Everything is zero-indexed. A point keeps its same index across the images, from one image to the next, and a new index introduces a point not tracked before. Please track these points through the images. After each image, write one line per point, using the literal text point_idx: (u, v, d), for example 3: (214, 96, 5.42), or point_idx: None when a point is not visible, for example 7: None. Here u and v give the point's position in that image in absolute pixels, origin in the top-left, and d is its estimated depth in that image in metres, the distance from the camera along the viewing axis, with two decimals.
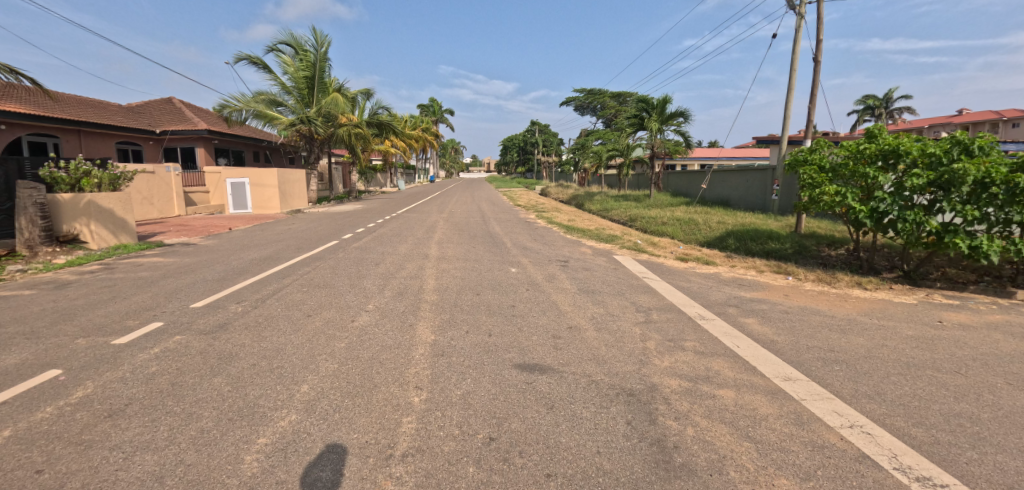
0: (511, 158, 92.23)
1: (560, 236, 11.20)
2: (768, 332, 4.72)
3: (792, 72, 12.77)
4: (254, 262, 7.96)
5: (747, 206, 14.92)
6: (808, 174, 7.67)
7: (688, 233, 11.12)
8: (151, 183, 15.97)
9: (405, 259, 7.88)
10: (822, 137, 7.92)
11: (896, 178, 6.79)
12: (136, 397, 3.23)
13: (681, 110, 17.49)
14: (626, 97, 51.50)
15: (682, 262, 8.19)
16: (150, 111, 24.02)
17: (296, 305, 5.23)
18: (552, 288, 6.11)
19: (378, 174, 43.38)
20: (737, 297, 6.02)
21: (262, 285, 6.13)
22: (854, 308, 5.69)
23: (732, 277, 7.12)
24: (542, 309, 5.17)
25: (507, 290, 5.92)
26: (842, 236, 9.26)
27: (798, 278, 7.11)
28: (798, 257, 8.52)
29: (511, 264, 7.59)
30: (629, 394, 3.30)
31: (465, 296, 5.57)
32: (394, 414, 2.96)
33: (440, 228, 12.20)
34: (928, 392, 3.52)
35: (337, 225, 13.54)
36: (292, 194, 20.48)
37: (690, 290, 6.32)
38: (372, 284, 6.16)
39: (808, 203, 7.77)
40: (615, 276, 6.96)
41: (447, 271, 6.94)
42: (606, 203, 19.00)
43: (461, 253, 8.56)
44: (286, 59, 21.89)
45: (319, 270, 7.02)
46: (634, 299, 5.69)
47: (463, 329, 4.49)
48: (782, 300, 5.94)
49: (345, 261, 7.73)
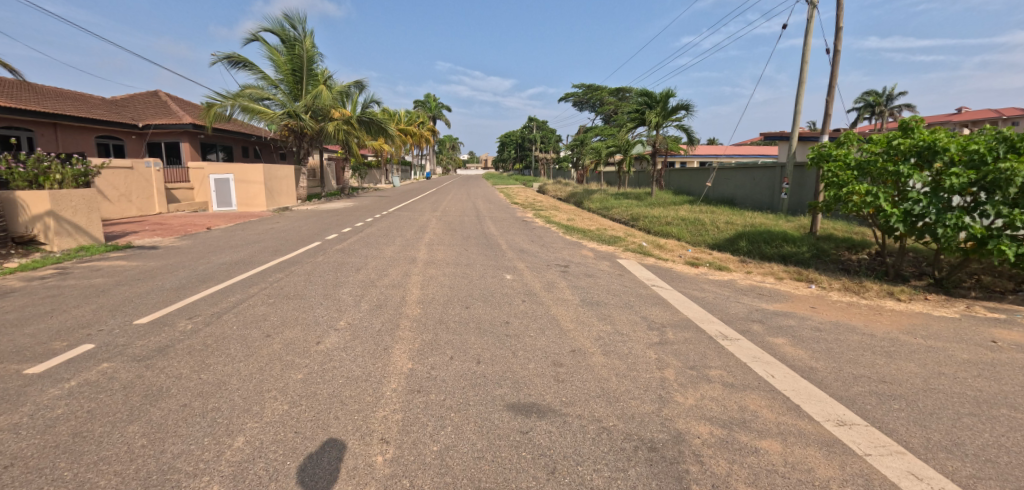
0: (509, 155, 91.37)
1: (559, 237, 10.49)
2: (804, 357, 4.03)
3: (804, 64, 12.04)
4: (224, 266, 7.23)
5: (754, 205, 14.23)
6: (832, 172, 6.97)
7: (695, 234, 10.44)
8: (129, 179, 15.19)
9: (389, 264, 7.16)
10: (848, 131, 7.21)
11: (932, 178, 6.09)
12: (21, 456, 2.53)
13: (684, 105, 16.81)
14: (626, 93, 50.69)
15: (692, 267, 7.51)
16: (133, 104, 23.16)
17: (255, 323, 4.52)
18: (552, 300, 5.41)
19: (373, 171, 42.54)
20: (759, 310, 5.35)
21: (223, 296, 5.41)
22: (893, 323, 5.04)
23: (750, 286, 6.43)
24: (541, 327, 4.47)
25: (501, 302, 5.21)
26: (862, 239, 8.60)
27: (821, 286, 6.45)
28: (818, 262, 7.86)
29: (506, 270, 6.88)
30: (651, 449, 2.62)
31: (452, 309, 4.87)
32: (347, 484, 2.27)
33: (432, 227, 11.45)
34: (1015, 441, 2.85)
35: (323, 224, 12.78)
36: (280, 191, 19.70)
37: (706, 301, 5.63)
38: (349, 294, 5.45)
39: (831, 204, 7.09)
40: (621, 284, 6.27)
41: (435, 279, 6.24)
42: (607, 201, 18.27)
43: (452, 256, 7.85)
44: (273, 50, 21.04)
45: (292, 277, 6.31)
46: (644, 313, 5.00)
47: (447, 354, 3.78)
48: (810, 314, 5.26)
49: (323, 267, 7.00)
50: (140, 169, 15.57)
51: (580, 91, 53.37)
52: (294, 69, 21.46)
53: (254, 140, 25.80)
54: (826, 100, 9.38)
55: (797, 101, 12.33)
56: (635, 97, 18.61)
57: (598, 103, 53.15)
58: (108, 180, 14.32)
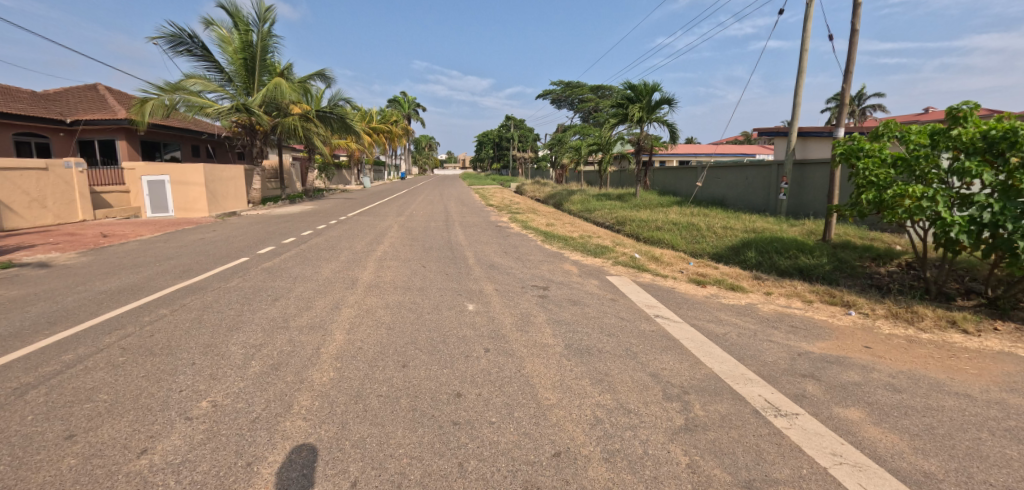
0: (486, 155, 89.77)
1: (536, 247, 9.03)
2: (905, 450, 2.67)
3: (804, 54, 10.91)
4: (103, 296, 5.53)
5: (748, 206, 13.08)
6: (868, 169, 5.76)
7: (691, 242, 9.16)
8: (43, 182, 13.16)
9: (320, 291, 5.57)
10: (889, 120, 5.95)
11: (1003, 177, 4.90)
12: None
13: (669, 98, 15.56)
14: (606, 90, 49.68)
15: (699, 287, 6.14)
16: (64, 98, 20.72)
17: (64, 412, 2.92)
18: (525, 346, 3.90)
19: (342, 172, 40.31)
20: (803, 356, 3.97)
21: (56, 354, 3.79)
22: (983, 375, 3.73)
23: (777, 314, 5.09)
24: (508, 402, 2.98)
25: (454, 354, 3.70)
26: (887, 248, 7.42)
27: (862, 313, 5.18)
28: (842, 278, 6.63)
29: (469, 297, 5.38)
30: None
31: (380, 370, 3.38)
32: None
33: (390, 237, 9.86)
34: None
35: (264, 233, 10.98)
36: (227, 195, 17.69)
37: (732, 341, 4.25)
38: (240, 346, 3.88)
39: (868, 208, 5.83)
40: (615, 315, 4.84)
41: (371, 314, 4.71)
42: (588, 203, 16.94)
43: (405, 277, 6.34)
44: (223, 37, 18.91)
45: (177, 315, 4.68)
46: (655, 368, 3.57)
47: (348, 475, 2.29)
48: (870, 361, 3.95)
49: (231, 296, 5.38)
50: (58, 170, 13.58)
51: (559, 88, 51.80)
52: (246, 59, 19.47)
53: (206, 138, 23.62)
54: (842, 90, 8.13)
55: (796, 93, 11.14)
56: (617, 93, 17.36)
57: (577, 100, 51.74)
58: (13, 183, 12.30)
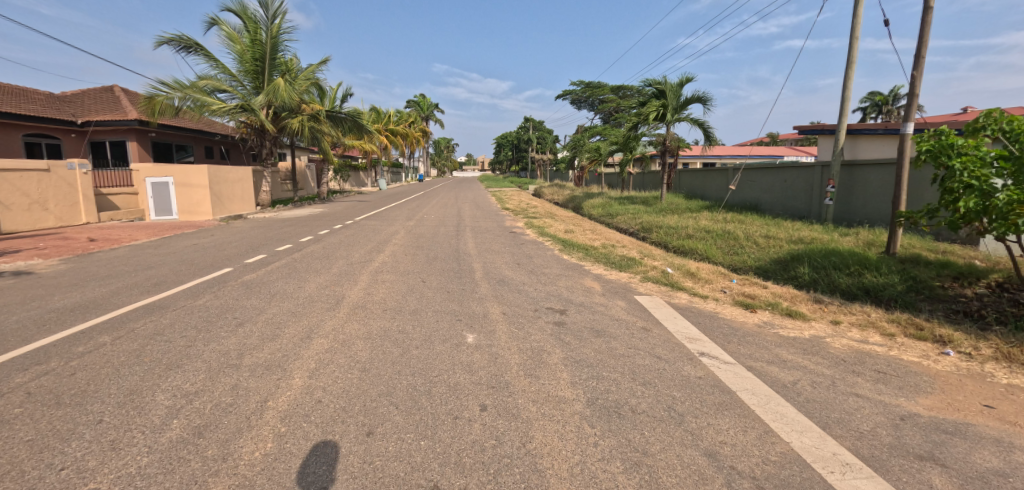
0: (505, 157, 89.05)
1: (553, 258, 8.09)
2: None
3: (853, 44, 9.73)
4: (53, 315, 4.80)
5: (787, 211, 11.91)
6: (965, 169, 4.65)
7: (730, 253, 8.11)
8: (45, 183, 12.78)
9: (295, 314, 4.71)
10: (989, 111, 4.82)
11: None
12: None
13: (699, 95, 14.39)
14: (627, 90, 48.40)
15: (748, 312, 5.11)
16: (79, 99, 20.57)
17: None
18: (535, 402, 2.97)
19: (358, 174, 39.98)
20: (910, 423, 2.94)
21: None
22: None
23: (854, 353, 4.05)
24: None
25: (440, 414, 2.79)
26: (968, 264, 6.26)
27: (962, 353, 4.10)
28: (919, 302, 5.53)
29: (471, 323, 4.47)
30: None
31: (331, 443, 2.48)
32: None
33: (393, 245, 9.02)
34: None
35: (263, 238, 10.26)
36: (233, 197, 17.21)
37: (809, 396, 3.23)
38: (168, 395, 3.03)
39: (963, 217, 4.71)
40: (650, 353, 3.84)
41: (346, 348, 3.81)
42: (610, 207, 15.90)
43: (399, 294, 5.48)
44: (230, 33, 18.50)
45: (117, 345, 3.88)
46: (711, 443, 2.60)
47: None
48: (1005, 432, 2.88)
49: (191, 319, 4.55)
50: (61, 172, 13.18)
51: (580, 88, 50.57)
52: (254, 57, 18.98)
53: (219, 139, 23.28)
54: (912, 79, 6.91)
55: (845, 88, 9.92)
56: (639, 91, 16.22)
57: (598, 101, 50.65)
58: (12, 184, 11.91)
